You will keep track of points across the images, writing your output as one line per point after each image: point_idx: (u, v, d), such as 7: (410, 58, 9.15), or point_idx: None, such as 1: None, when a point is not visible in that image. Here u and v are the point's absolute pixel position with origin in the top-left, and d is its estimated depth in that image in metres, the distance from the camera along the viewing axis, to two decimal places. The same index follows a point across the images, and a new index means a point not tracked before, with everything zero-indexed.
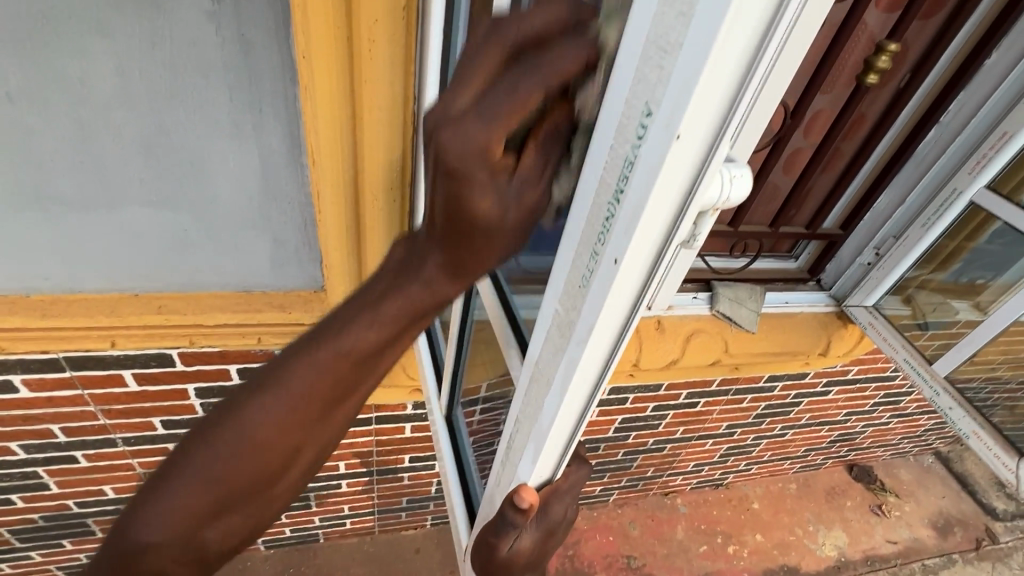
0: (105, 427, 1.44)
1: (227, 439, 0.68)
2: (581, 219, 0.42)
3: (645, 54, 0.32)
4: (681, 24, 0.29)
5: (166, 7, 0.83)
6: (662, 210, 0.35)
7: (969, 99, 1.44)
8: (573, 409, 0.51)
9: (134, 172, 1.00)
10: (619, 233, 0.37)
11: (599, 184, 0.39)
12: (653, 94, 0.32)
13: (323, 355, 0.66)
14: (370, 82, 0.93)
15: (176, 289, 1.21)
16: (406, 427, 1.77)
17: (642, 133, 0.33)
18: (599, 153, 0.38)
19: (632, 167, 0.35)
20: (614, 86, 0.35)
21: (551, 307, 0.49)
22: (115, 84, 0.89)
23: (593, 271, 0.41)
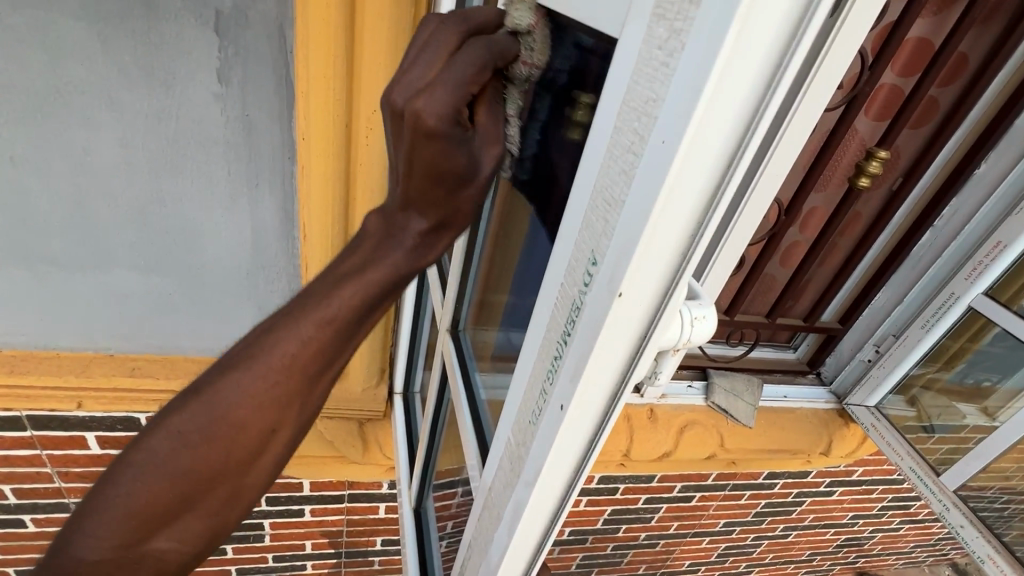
0: (60, 490, 1.36)
1: (188, 424, 0.47)
2: (534, 351, 0.41)
3: (593, 204, 0.33)
4: (624, 181, 0.30)
5: (177, 89, 0.87)
6: (610, 360, 0.33)
7: (961, 206, 1.46)
8: (522, 553, 0.46)
9: (124, 237, 1.00)
10: (564, 377, 0.36)
11: (551, 322, 0.39)
12: (598, 245, 0.32)
13: (315, 316, 0.49)
14: (364, 164, 0.94)
15: (152, 352, 1.18)
16: (380, 507, 1.67)
17: (588, 279, 0.33)
18: (554, 290, 0.38)
19: (578, 312, 0.34)
20: (569, 228, 0.37)
21: (505, 434, 0.47)
22: (117, 154, 0.91)
23: (541, 411, 0.39)
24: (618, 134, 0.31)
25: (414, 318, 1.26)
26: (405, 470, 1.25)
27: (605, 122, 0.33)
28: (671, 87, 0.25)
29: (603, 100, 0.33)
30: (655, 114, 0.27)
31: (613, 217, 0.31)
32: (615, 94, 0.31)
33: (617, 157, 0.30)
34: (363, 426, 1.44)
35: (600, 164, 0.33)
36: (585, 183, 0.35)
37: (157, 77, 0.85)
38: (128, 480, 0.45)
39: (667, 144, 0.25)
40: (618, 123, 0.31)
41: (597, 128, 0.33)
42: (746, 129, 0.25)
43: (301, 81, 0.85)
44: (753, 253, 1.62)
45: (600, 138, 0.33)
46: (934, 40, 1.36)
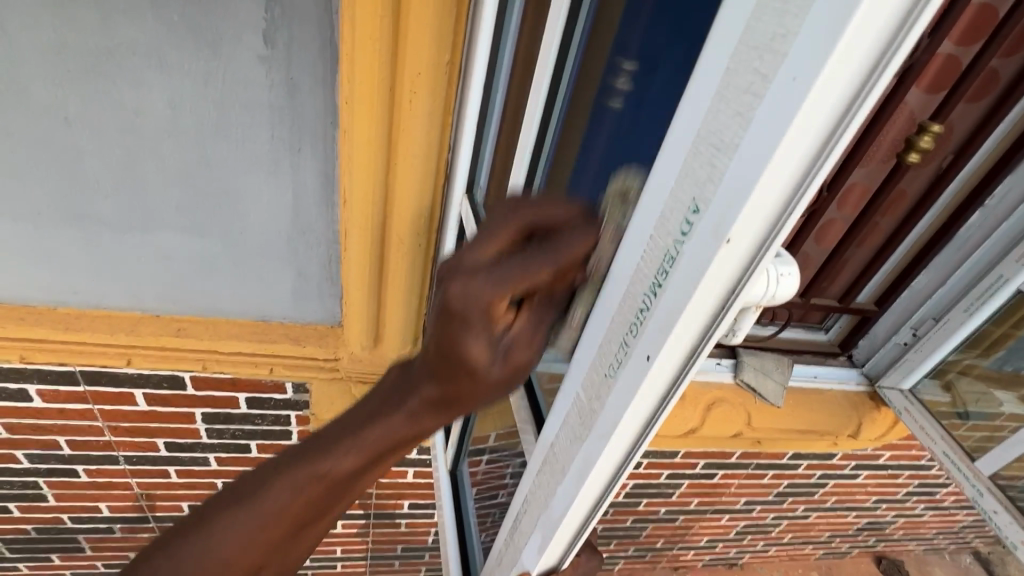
0: (110, 444, 1.44)
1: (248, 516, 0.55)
2: (609, 307, 0.42)
3: (696, 151, 0.32)
4: (738, 124, 0.29)
5: (224, 51, 0.87)
6: (699, 311, 0.34)
7: (1015, 186, 1.40)
8: (588, 500, 0.48)
9: (172, 200, 1.03)
10: (653, 329, 0.37)
11: (633, 275, 0.39)
12: (701, 192, 0.32)
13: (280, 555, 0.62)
14: (407, 129, 0.94)
15: (196, 314, 1.22)
16: (408, 471, 1.72)
17: (686, 231, 0.33)
18: (639, 243, 0.38)
19: (672, 263, 0.35)
20: (661, 177, 0.36)
21: (572, 391, 0.48)
22: (166, 116, 0.92)
23: (622, 365, 0.40)
24: (731, 75, 0.29)
25: None
26: (438, 437, 1.26)
27: (710, 64, 0.31)
28: (808, 22, 0.25)
29: (708, 40, 0.31)
30: (785, 51, 0.26)
31: (723, 163, 0.30)
32: (724, 32, 0.30)
33: (731, 99, 0.29)
34: None
35: (703, 110, 0.32)
36: (682, 130, 0.34)
37: (205, 37, 0.86)
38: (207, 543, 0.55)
39: (801, 83, 0.25)
40: (732, 62, 0.29)
41: (700, 72, 0.32)
42: (882, 61, 0.24)
43: (348, 43, 0.84)
44: (791, 231, 1.58)
45: (703, 82, 0.32)
46: (998, 7, 1.28)
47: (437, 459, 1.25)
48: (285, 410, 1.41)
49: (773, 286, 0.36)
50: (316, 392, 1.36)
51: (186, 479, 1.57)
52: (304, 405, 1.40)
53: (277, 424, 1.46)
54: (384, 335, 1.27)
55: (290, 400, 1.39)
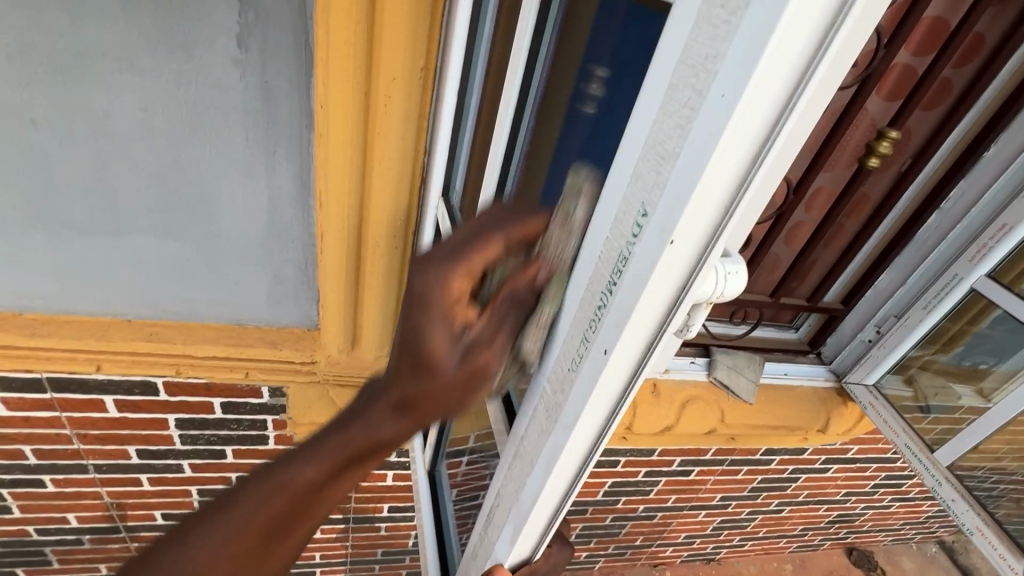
0: (79, 452, 1.40)
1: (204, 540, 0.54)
2: (573, 304, 0.44)
3: (644, 158, 0.35)
4: (680, 135, 0.31)
5: (198, 54, 0.87)
6: (652, 308, 0.36)
7: (968, 188, 1.47)
8: (555, 491, 0.50)
9: (144, 203, 1.02)
10: (609, 326, 0.39)
11: (592, 274, 0.41)
12: (648, 197, 0.34)
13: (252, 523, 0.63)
14: (383, 134, 0.95)
15: (169, 318, 1.20)
16: (388, 474, 1.72)
17: (637, 233, 0.36)
18: (597, 243, 0.40)
19: (625, 263, 0.37)
20: (615, 182, 0.38)
21: (539, 386, 0.50)
22: (138, 118, 0.92)
23: (582, 359, 0.42)
24: (673, 89, 0.32)
25: None
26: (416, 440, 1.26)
27: (656, 78, 0.33)
28: (733, 45, 0.27)
29: (654, 55, 0.34)
30: (716, 70, 0.28)
31: (666, 170, 0.33)
32: (667, 48, 0.32)
33: (673, 112, 0.32)
34: None
35: (650, 121, 0.34)
36: (633, 138, 0.36)
37: (179, 41, 0.85)
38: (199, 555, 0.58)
39: (729, 99, 0.27)
40: (675, 77, 0.31)
41: (648, 85, 0.34)
42: (806, 75, 0.27)
43: (323, 48, 0.84)
44: (760, 233, 1.63)
45: (650, 94, 0.34)
46: (951, 19, 1.35)
47: (416, 462, 1.25)
48: (262, 415, 1.40)
49: (722, 282, 0.38)
50: (293, 395, 1.35)
51: (159, 487, 1.54)
52: (281, 409, 1.39)
53: (253, 429, 1.44)
54: (362, 338, 1.27)
55: (266, 405, 1.38)
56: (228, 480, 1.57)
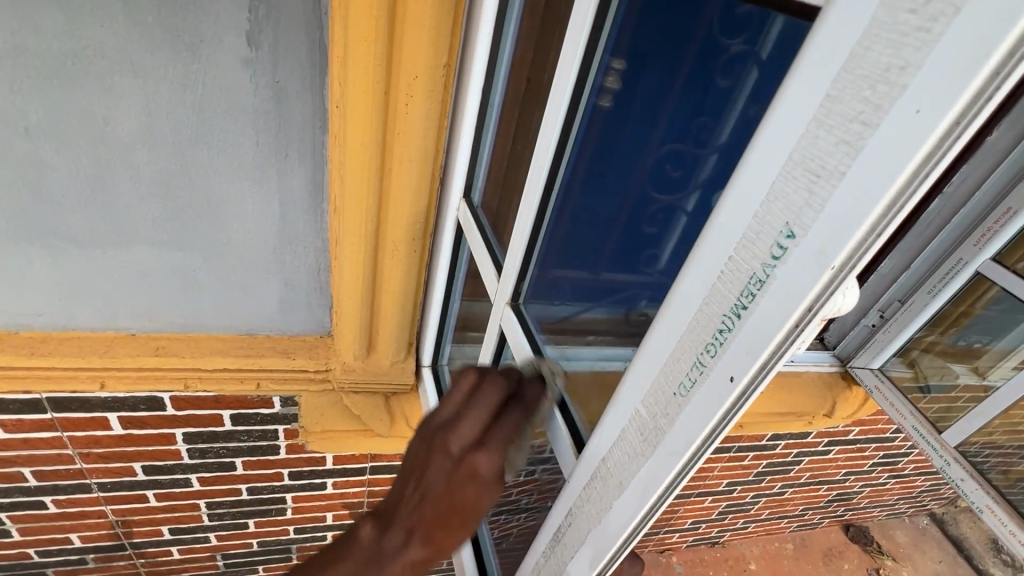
0: (81, 472, 1.35)
1: None
2: (681, 327, 0.43)
3: (788, 175, 0.33)
4: (844, 150, 0.29)
5: (204, 53, 0.82)
6: (787, 333, 0.34)
7: (972, 173, 1.43)
8: (652, 509, 0.49)
9: (148, 212, 0.97)
10: (738, 353, 0.37)
11: (711, 294, 0.39)
12: (797, 218, 0.32)
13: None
14: (403, 135, 0.91)
15: (174, 331, 1.15)
16: (401, 478, 1.69)
17: (776, 257, 0.34)
18: (716, 263, 0.38)
19: (761, 288, 0.35)
20: (741, 200, 0.36)
21: (633, 405, 0.49)
22: (141, 124, 0.86)
23: (696, 384, 0.41)
24: (833, 104, 0.29)
25: (443, 305, 1.19)
26: None
27: (801, 91, 0.31)
28: (931, 58, 0.25)
29: (797, 69, 0.31)
30: (905, 83, 0.26)
31: (820, 189, 0.31)
32: (822, 63, 0.29)
33: (835, 128, 0.30)
34: (390, 399, 1.36)
35: (798, 135, 0.31)
36: (766, 153, 0.34)
37: (183, 40, 0.80)
38: None
39: (926, 116, 0.25)
40: (837, 91, 0.29)
41: (788, 99, 0.32)
42: (996, 77, 0.23)
43: (340, 44, 0.80)
44: None
45: (796, 110, 0.31)
46: None
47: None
48: (273, 425, 1.36)
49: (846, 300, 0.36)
50: (306, 405, 1.32)
51: (166, 503, 1.49)
52: (293, 419, 1.36)
53: (263, 439, 1.40)
54: (377, 342, 1.25)
55: (278, 415, 1.34)
56: (238, 492, 1.53)
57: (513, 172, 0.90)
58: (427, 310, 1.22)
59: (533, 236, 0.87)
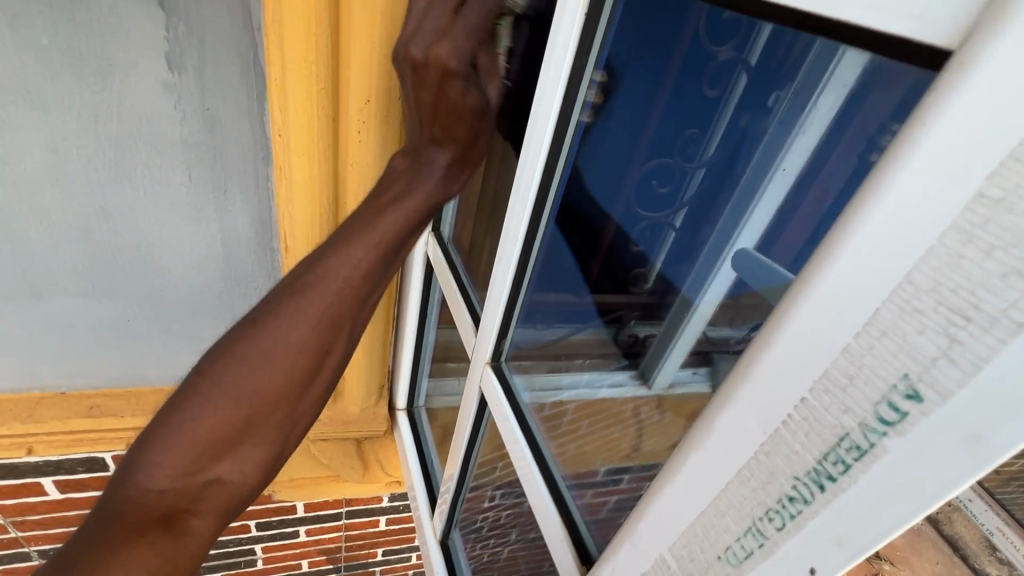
0: (17, 540, 1.20)
1: (253, 351, 0.55)
2: (725, 473, 0.33)
3: (902, 304, 0.23)
4: (1022, 290, 0.19)
5: (118, 79, 0.70)
6: (904, 528, 0.25)
7: None
8: None
9: (68, 258, 0.84)
10: (822, 538, 0.27)
11: (775, 446, 0.29)
12: (927, 380, 0.22)
13: (279, 342, 0.55)
14: (357, 166, 0.79)
15: (113, 384, 1.03)
16: (380, 520, 1.56)
17: (885, 423, 0.24)
18: (781, 401, 0.29)
19: (862, 459, 0.25)
20: (821, 322, 0.26)
21: (660, 550, 0.40)
22: (49, 161, 0.74)
23: (752, 558, 0.32)
24: (999, 213, 0.20)
25: (416, 349, 1.09)
26: (425, 502, 1.13)
27: (922, 184, 0.22)
28: None
29: (912, 151, 0.22)
30: None
31: (967, 339, 0.21)
32: (957, 146, 0.21)
33: (1013, 247, 0.19)
34: (362, 445, 1.29)
35: (926, 245, 0.22)
36: (859, 265, 0.24)
37: (89, 65, 0.68)
38: (263, 352, 0.55)
39: None
40: (1009, 193, 0.19)
41: (901, 196, 0.22)
42: None
43: (277, 65, 0.69)
44: None
45: (914, 211, 0.22)
46: None
47: (425, 531, 1.12)
48: None
49: None
50: None
51: None
52: None
53: None
54: (346, 387, 1.14)
55: None
56: None
57: (494, 208, 0.80)
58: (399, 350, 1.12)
59: (517, 286, 0.73)
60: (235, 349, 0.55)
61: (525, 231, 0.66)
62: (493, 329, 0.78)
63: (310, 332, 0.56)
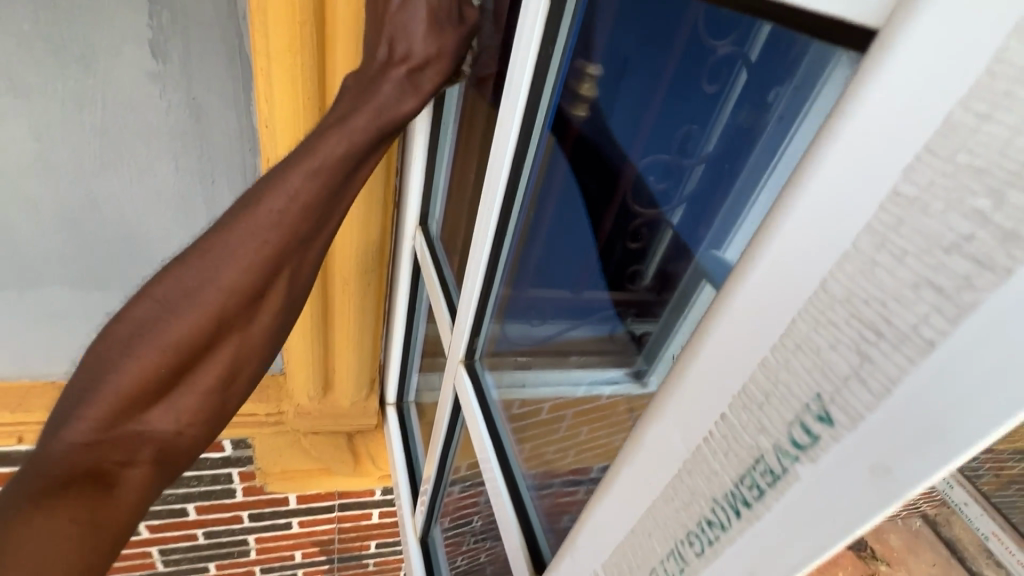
0: None
1: (184, 284, 0.52)
2: (652, 491, 0.32)
3: (817, 317, 0.22)
4: (932, 302, 0.18)
5: (99, 69, 0.69)
6: (816, 557, 0.24)
7: None
8: None
9: (55, 250, 0.84)
10: (737, 562, 0.26)
11: (697, 465, 0.28)
12: (838, 404, 0.21)
13: (208, 273, 0.52)
14: None
15: None
16: (373, 513, 1.56)
17: (798, 446, 0.23)
18: (705, 416, 0.27)
19: (775, 484, 0.24)
20: (743, 329, 0.25)
21: (594, 564, 0.39)
22: (32, 152, 0.73)
23: None
24: (913, 214, 0.19)
25: (404, 345, 1.09)
26: (406, 499, 1.14)
27: (838, 181, 0.21)
28: None
29: (829, 144, 0.21)
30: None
31: (878, 357, 0.20)
32: (871, 143, 0.20)
33: (923, 252, 0.18)
34: (353, 439, 1.29)
35: (839, 252, 0.21)
36: (778, 272, 0.23)
37: (71, 53, 0.67)
38: (189, 281, 0.53)
39: None
40: (922, 190, 0.18)
41: (817, 195, 0.22)
42: None
43: (261, 56, 0.68)
44: None
45: (831, 212, 0.21)
46: None
47: (406, 527, 1.13)
48: (227, 468, 1.26)
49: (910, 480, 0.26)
50: (260, 446, 1.23)
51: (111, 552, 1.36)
52: (248, 460, 1.26)
53: (217, 484, 1.30)
54: (334, 381, 1.14)
55: (229, 459, 1.25)
56: (195, 537, 1.42)
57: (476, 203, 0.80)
58: (389, 346, 1.12)
59: (488, 283, 0.73)
60: (156, 292, 0.52)
61: (495, 227, 0.65)
62: (468, 326, 0.78)
63: (249, 257, 0.53)
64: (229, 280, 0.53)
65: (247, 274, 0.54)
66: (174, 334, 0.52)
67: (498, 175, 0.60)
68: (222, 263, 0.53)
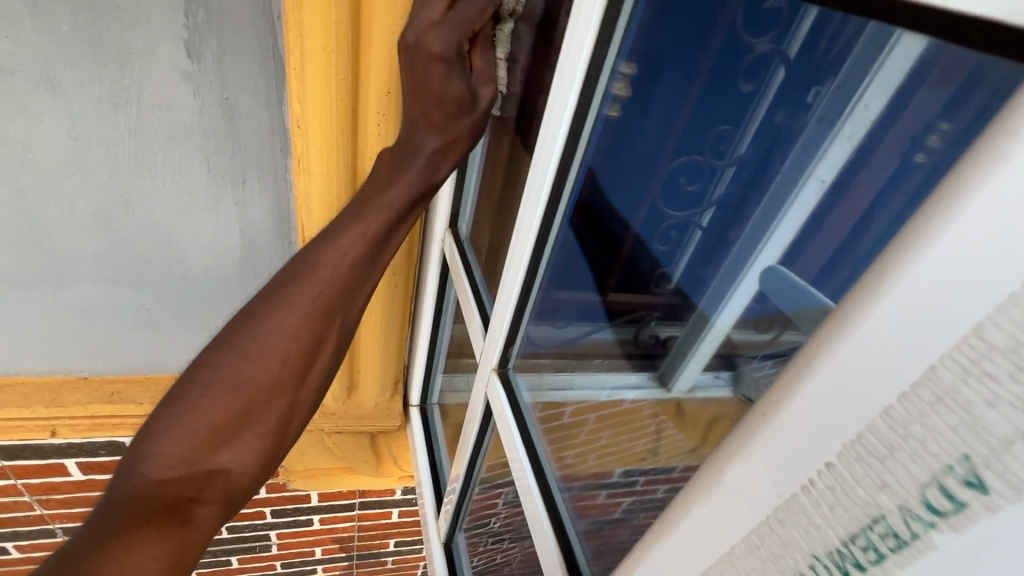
0: (43, 517, 1.23)
1: (170, 433, 0.49)
2: (734, 531, 0.30)
3: (966, 368, 0.19)
4: None
5: (136, 68, 0.69)
6: None
7: None
8: None
9: (89, 247, 0.84)
10: None
11: (796, 514, 0.26)
12: (993, 472, 0.18)
13: (222, 383, 0.51)
14: (375, 157, 0.77)
15: (132, 371, 1.04)
16: (393, 512, 1.56)
17: (935, 512, 0.20)
18: (805, 462, 0.25)
19: (900, 550, 0.22)
20: (863, 371, 0.23)
21: None
22: (68, 150, 0.74)
23: None
24: None
25: (431, 347, 1.08)
26: (429, 502, 1.13)
27: (1002, 215, 0.18)
28: None
29: (994, 169, 0.18)
30: None
31: None
32: None
33: None
34: (375, 439, 1.28)
35: (1007, 292, 0.18)
36: (915, 315, 0.21)
37: (108, 52, 0.67)
38: (179, 422, 0.49)
39: None
40: None
41: (973, 227, 0.19)
42: None
43: (295, 55, 0.66)
44: None
45: (988, 245, 0.19)
46: None
47: (428, 529, 1.12)
48: None
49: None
50: None
51: None
52: None
53: None
54: (359, 381, 1.14)
55: None
56: None
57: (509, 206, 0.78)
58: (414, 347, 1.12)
59: (525, 293, 0.71)
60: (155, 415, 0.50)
61: (535, 234, 0.63)
62: (502, 333, 0.76)
63: (263, 377, 0.52)
64: (245, 392, 0.51)
65: (257, 392, 0.51)
66: (172, 454, 0.48)
67: (543, 183, 0.58)
68: (229, 401, 0.50)
